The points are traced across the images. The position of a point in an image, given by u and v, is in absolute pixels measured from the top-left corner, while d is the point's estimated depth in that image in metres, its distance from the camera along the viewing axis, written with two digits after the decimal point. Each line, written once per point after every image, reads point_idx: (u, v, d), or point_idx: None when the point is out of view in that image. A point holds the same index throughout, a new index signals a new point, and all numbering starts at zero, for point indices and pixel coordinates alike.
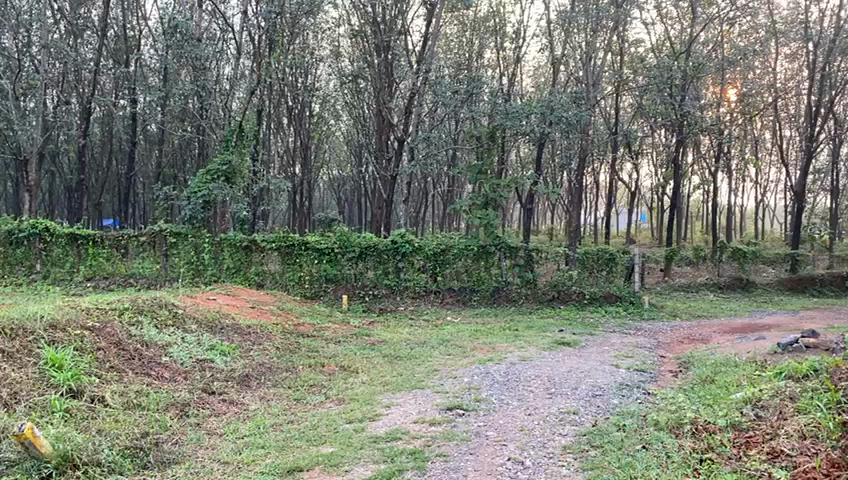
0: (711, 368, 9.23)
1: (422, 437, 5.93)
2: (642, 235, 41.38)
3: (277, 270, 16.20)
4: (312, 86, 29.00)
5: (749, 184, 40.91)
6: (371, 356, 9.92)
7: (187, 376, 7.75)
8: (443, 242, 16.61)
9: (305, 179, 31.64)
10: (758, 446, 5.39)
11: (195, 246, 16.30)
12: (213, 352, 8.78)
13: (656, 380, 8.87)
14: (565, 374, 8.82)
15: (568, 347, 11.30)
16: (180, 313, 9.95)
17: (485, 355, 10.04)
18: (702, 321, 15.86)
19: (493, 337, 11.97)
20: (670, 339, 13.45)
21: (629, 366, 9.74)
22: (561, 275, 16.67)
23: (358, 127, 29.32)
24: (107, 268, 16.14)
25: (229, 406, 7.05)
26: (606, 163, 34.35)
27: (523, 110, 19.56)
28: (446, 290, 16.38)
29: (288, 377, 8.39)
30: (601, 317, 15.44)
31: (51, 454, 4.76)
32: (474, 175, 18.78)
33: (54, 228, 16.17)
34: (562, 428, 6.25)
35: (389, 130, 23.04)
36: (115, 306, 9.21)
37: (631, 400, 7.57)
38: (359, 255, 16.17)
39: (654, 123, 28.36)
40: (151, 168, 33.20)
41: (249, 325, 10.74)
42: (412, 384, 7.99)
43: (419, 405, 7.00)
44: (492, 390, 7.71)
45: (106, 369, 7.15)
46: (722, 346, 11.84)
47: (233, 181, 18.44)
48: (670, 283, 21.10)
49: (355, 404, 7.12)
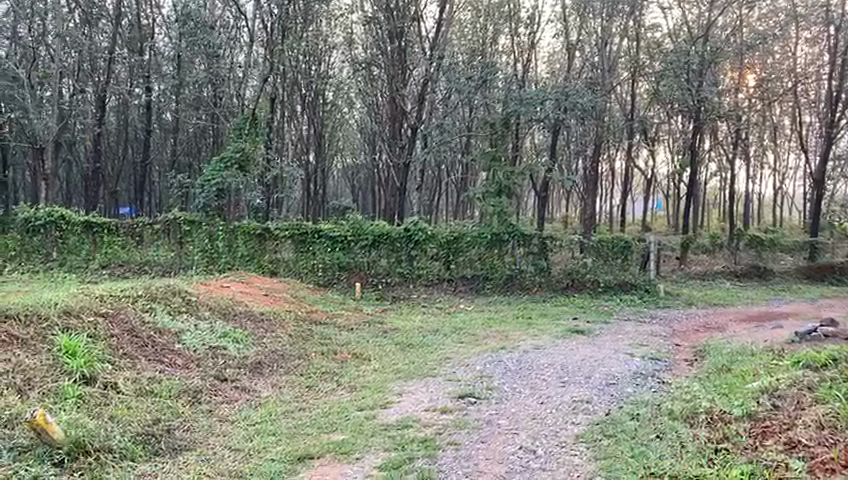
0: (727, 357, 9.12)
1: (433, 425, 5.90)
2: (657, 223, 41.04)
3: (290, 257, 16.13)
4: (326, 73, 29.02)
5: (767, 172, 40.51)
6: (383, 344, 9.90)
7: (199, 363, 7.76)
8: (456, 230, 16.58)
9: (319, 167, 31.65)
10: (774, 436, 5.30)
11: (209, 234, 16.33)
12: (225, 339, 8.81)
13: (671, 369, 8.77)
14: (578, 363, 8.74)
15: (581, 335, 11.22)
16: (193, 300, 10.01)
17: (498, 343, 9.98)
18: (718, 310, 15.68)
19: (506, 325, 11.91)
20: (685, 328, 13.29)
21: (643, 354, 9.63)
22: (575, 263, 16.58)
23: (371, 114, 29.20)
24: (122, 255, 16.24)
25: (240, 393, 7.05)
26: (622, 150, 34.04)
27: (538, 96, 19.57)
28: (459, 279, 16.31)
29: (300, 364, 8.39)
30: (616, 305, 15.31)
31: (62, 440, 4.79)
32: (488, 160, 18.84)
33: (69, 216, 16.32)
34: (575, 417, 6.18)
35: (401, 117, 22.91)
36: (129, 293, 9.25)
37: (644, 389, 7.48)
38: (372, 243, 16.12)
39: (671, 109, 28.01)
40: (166, 156, 33.31)
41: (262, 312, 10.77)
42: (424, 372, 7.96)
43: (430, 394, 6.96)
44: (504, 379, 7.66)
45: (119, 356, 7.19)
46: (739, 335, 11.68)
47: (246, 169, 18.43)
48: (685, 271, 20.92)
49: (367, 392, 7.10)
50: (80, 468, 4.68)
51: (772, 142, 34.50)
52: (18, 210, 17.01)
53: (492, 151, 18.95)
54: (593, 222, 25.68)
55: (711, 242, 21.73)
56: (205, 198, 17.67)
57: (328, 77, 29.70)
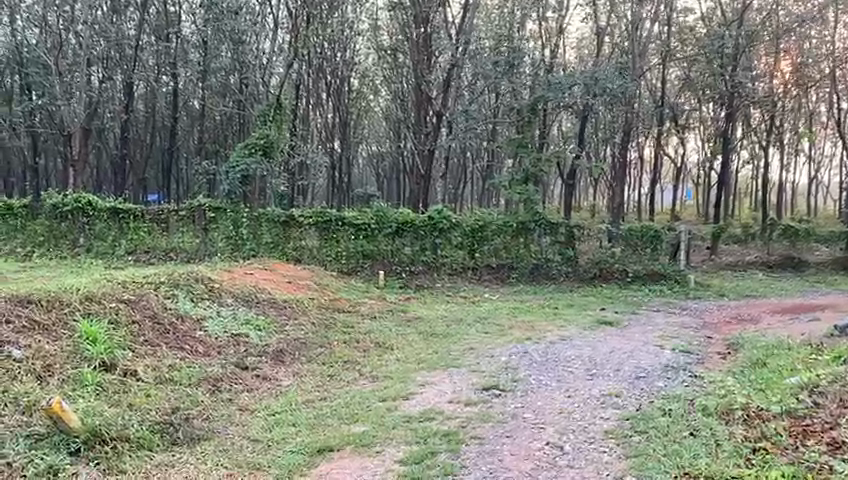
0: (762, 351, 8.81)
1: (456, 418, 5.72)
2: (687, 212, 40.24)
3: (315, 245, 16.03)
4: (351, 60, 28.94)
5: (802, 161, 39.44)
6: (406, 333, 9.74)
7: (220, 351, 7.68)
8: (481, 218, 16.37)
9: (344, 155, 31.53)
10: (816, 437, 5.04)
11: (234, 221, 16.30)
12: (248, 327, 8.74)
13: (703, 362, 8.46)
14: (606, 355, 8.49)
15: (610, 326, 10.94)
16: (217, 286, 9.97)
17: (523, 334, 9.77)
18: (751, 301, 15.24)
19: (532, 315, 11.68)
20: (716, 319, 12.96)
21: (673, 347, 9.34)
22: (603, 253, 16.29)
23: (396, 102, 28.96)
24: (148, 242, 16.32)
25: (261, 382, 6.94)
26: (651, 137, 33.38)
27: (566, 81, 19.17)
28: (484, 268, 16.07)
29: (323, 353, 8.27)
30: (644, 296, 14.96)
31: (79, 429, 4.74)
32: (515, 147, 18.58)
33: (96, 202, 16.43)
34: (603, 412, 5.98)
35: (427, 104, 22.66)
36: (152, 280, 9.25)
37: (676, 383, 7.22)
38: (397, 231, 15.97)
39: (703, 96, 27.29)
40: (192, 143, 33.36)
41: (286, 299, 10.68)
42: (448, 363, 7.79)
43: (454, 385, 6.77)
44: (531, 370, 7.44)
45: (140, 343, 7.15)
46: (772, 328, 11.35)
47: (270, 155, 18.30)
48: (716, 262, 20.43)
49: (389, 382, 6.96)
50: (96, 457, 4.62)
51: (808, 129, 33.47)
52: (47, 195, 17.17)
53: (519, 138, 18.71)
54: (621, 211, 25.21)
55: (743, 233, 21.18)
56: (230, 184, 17.67)
57: (354, 64, 29.55)
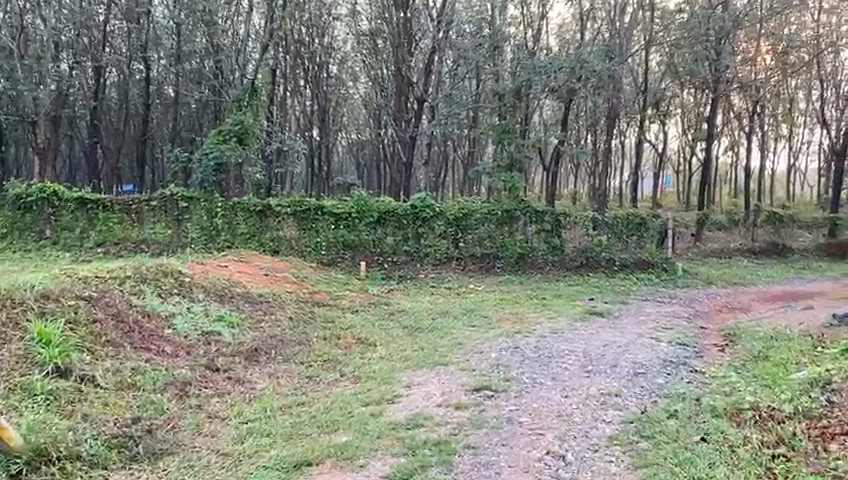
0: (761, 343, 8.43)
1: (447, 424, 5.25)
2: (668, 200, 40.14)
3: (293, 235, 15.48)
4: (330, 46, 28.54)
5: (781, 148, 39.58)
6: (389, 328, 9.24)
7: (189, 351, 7.11)
8: (465, 206, 15.90)
9: (323, 143, 30.79)
10: (840, 440, 4.65)
11: (208, 211, 15.62)
12: (220, 324, 8.15)
13: (702, 356, 8.05)
14: (601, 349, 8.06)
15: (600, 317, 10.56)
16: (187, 281, 9.40)
17: (513, 327, 9.33)
18: (741, 289, 14.96)
19: (520, 306, 11.25)
20: (708, 308, 12.65)
21: (669, 339, 8.94)
22: (590, 241, 15.93)
23: (376, 89, 28.31)
24: (117, 233, 15.59)
25: (233, 385, 6.40)
26: (634, 124, 33.13)
27: (551, 64, 18.73)
28: (468, 257, 15.62)
29: (302, 351, 7.76)
30: (633, 285, 14.61)
31: (21, 448, 4.23)
32: (499, 133, 18.11)
33: (62, 192, 15.67)
34: (605, 414, 5.54)
35: (407, 89, 22.11)
36: (116, 274, 8.66)
37: (677, 380, 6.80)
38: (378, 220, 15.46)
39: (686, 82, 27.00)
40: (167, 132, 32.12)
41: (262, 294, 10.12)
42: (434, 360, 7.31)
43: (443, 386, 6.28)
44: (524, 368, 6.98)
45: (101, 343, 6.59)
46: (768, 317, 11.04)
47: (246, 142, 17.61)
48: (701, 248, 20.23)
49: (372, 383, 6.46)
50: None
51: (789, 115, 33.47)
52: (9, 186, 16.32)
53: (503, 123, 18.29)
54: (606, 197, 24.91)
55: (727, 219, 20.97)
56: (203, 173, 16.95)
57: (333, 50, 29.15)
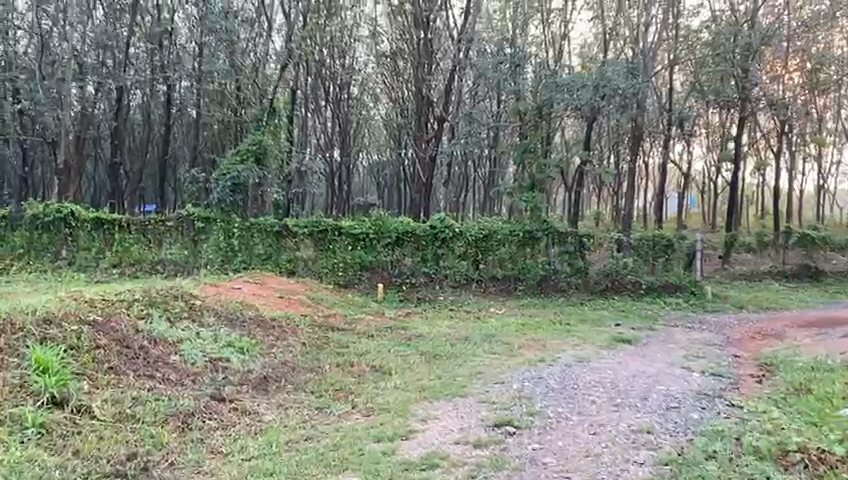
0: (801, 374, 7.89)
1: (465, 465, 4.85)
2: (692, 221, 39.38)
3: (310, 256, 15.20)
4: (351, 67, 28.11)
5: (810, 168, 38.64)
6: (406, 354, 8.85)
7: (195, 379, 6.79)
8: (485, 227, 15.55)
9: (344, 163, 30.62)
10: None
11: (225, 232, 15.43)
12: (229, 350, 7.84)
13: (736, 387, 7.56)
14: (629, 380, 7.60)
15: (628, 344, 10.07)
16: (198, 304, 9.15)
17: (535, 354, 8.89)
18: (773, 314, 14.33)
19: (543, 332, 10.80)
20: (739, 335, 12.07)
21: (702, 368, 8.44)
22: (615, 263, 15.42)
23: (396, 109, 28.14)
24: (133, 254, 15.45)
25: (240, 416, 6.06)
26: (657, 144, 32.59)
27: (576, 80, 18.30)
28: (489, 280, 15.21)
29: (314, 379, 7.41)
30: (660, 309, 14.09)
31: None
32: (521, 153, 17.73)
33: (79, 212, 15.60)
34: (637, 455, 5.09)
35: (427, 109, 21.90)
36: (124, 298, 8.44)
37: (713, 414, 6.33)
38: (396, 241, 15.16)
39: (710, 102, 26.46)
40: (188, 152, 32.07)
41: (275, 318, 9.84)
42: (451, 390, 6.92)
43: (461, 420, 5.87)
44: (548, 401, 6.56)
45: (103, 372, 6.31)
46: (805, 345, 10.46)
47: (264, 162, 17.47)
48: (728, 271, 19.61)
49: (386, 416, 6.08)
50: None
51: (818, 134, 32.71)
52: (27, 206, 16.27)
53: (525, 142, 17.91)
54: (629, 218, 24.34)
55: (756, 241, 20.30)
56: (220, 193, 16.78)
57: (354, 71, 28.61)
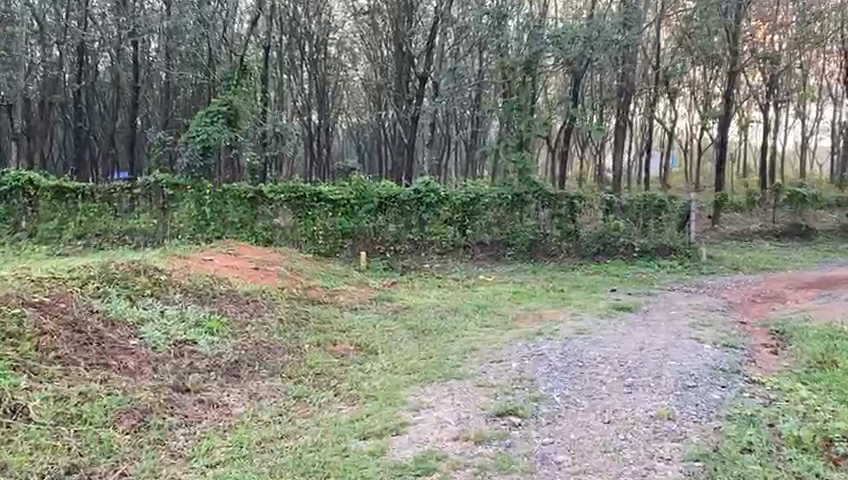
0: (820, 343, 7.30)
1: (468, 467, 4.16)
2: (676, 180, 38.84)
3: (288, 223, 14.34)
4: (327, 25, 26.95)
5: (794, 124, 38.14)
6: (392, 329, 8.17)
7: (156, 367, 6.02)
8: (472, 190, 14.80)
9: (323, 125, 29.35)
10: None
11: (196, 200, 14.49)
12: (197, 331, 7.07)
13: (753, 360, 6.96)
14: (638, 354, 6.95)
15: (628, 313, 9.47)
16: (163, 280, 8.32)
17: (533, 327, 8.24)
18: (770, 275, 13.79)
19: (538, 301, 10.17)
20: (740, 299, 11.49)
21: (712, 339, 7.82)
22: (607, 226, 14.75)
23: (375, 69, 26.95)
24: (99, 224, 14.51)
25: (207, 410, 5.33)
26: (644, 102, 31.74)
27: (566, 31, 17.29)
28: (476, 245, 14.55)
29: (292, 361, 6.67)
30: (656, 273, 13.50)
31: None
32: (507, 111, 16.83)
33: (38, 180, 14.54)
34: (662, 448, 4.46)
35: (409, 68, 20.91)
36: (77, 275, 7.63)
37: (736, 395, 5.71)
38: (379, 207, 14.37)
39: (699, 58, 25.61)
40: (158, 114, 30.40)
41: (249, 293, 9.05)
42: (445, 372, 6.23)
43: (459, 409, 5.18)
44: (552, 383, 5.88)
45: (48, 363, 5.54)
46: (813, 309, 9.90)
47: (235, 124, 16.42)
48: (719, 231, 19.02)
49: (372, 405, 5.38)
50: None
51: (805, 90, 32.07)
52: None
53: (513, 99, 16.98)
54: (616, 178, 23.64)
55: (746, 200, 19.77)
56: (189, 157, 15.72)
57: (331, 29, 27.49)
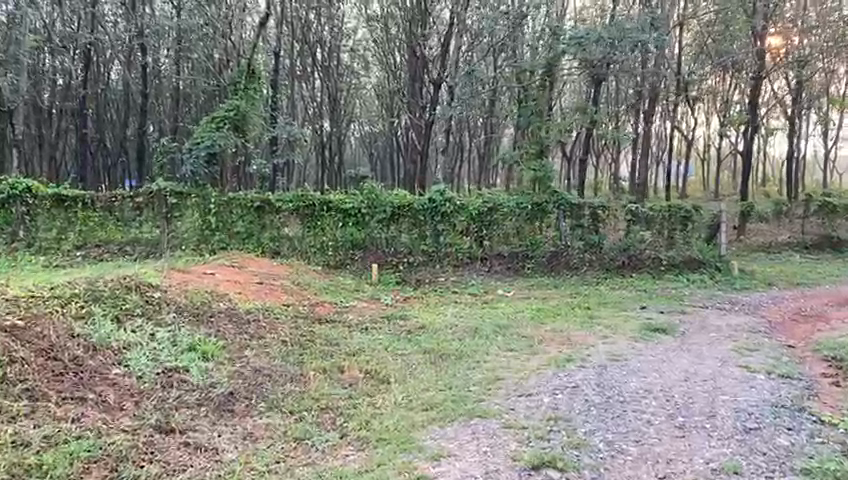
0: None
1: None
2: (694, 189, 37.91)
3: (296, 234, 13.66)
4: (340, 31, 26.29)
5: (817, 132, 37.10)
6: (406, 353, 7.42)
7: (139, 401, 5.29)
8: (489, 199, 14.06)
9: (334, 132, 28.64)
10: None
11: (200, 209, 13.81)
12: (190, 357, 6.34)
13: (814, 394, 6.14)
14: (686, 386, 6.16)
15: (664, 334, 8.67)
16: (157, 298, 7.61)
17: (563, 352, 7.45)
18: (808, 291, 12.88)
19: (565, 321, 9.35)
20: (782, 317, 10.62)
21: (764, 367, 6.99)
22: (631, 237, 13.97)
23: (388, 75, 26.24)
24: (100, 234, 13.92)
25: (192, 454, 4.59)
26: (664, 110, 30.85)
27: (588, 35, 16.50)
28: (494, 257, 13.75)
29: (293, 391, 5.95)
30: (686, 287, 12.65)
31: None
32: (526, 117, 16.03)
33: (37, 188, 13.85)
34: None
35: (422, 73, 20.17)
36: (61, 295, 6.92)
37: (809, 441, 4.88)
38: (391, 217, 13.67)
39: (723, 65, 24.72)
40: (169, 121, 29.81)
41: (251, 312, 8.34)
42: (468, 409, 5.45)
43: (488, 460, 4.40)
44: (593, 424, 5.08)
45: (14, 399, 4.84)
46: None
47: (243, 130, 15.71)
48: (746, 243, 18.07)
49: (384, 452, 4.61)
50: None
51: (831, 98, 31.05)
52: None
53: (532, 105, 16.20)
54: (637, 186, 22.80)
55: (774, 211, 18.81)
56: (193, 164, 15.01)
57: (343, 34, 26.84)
